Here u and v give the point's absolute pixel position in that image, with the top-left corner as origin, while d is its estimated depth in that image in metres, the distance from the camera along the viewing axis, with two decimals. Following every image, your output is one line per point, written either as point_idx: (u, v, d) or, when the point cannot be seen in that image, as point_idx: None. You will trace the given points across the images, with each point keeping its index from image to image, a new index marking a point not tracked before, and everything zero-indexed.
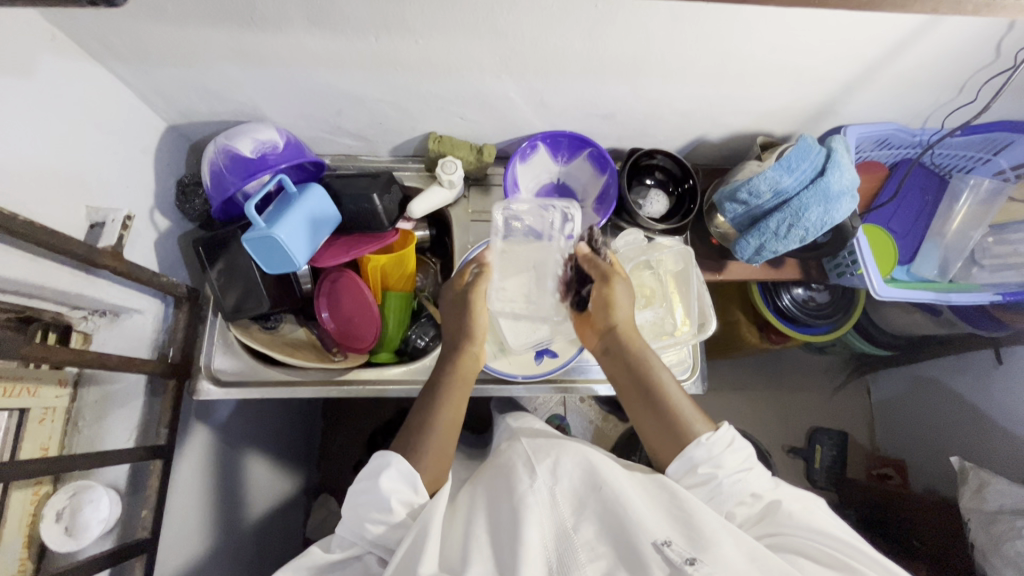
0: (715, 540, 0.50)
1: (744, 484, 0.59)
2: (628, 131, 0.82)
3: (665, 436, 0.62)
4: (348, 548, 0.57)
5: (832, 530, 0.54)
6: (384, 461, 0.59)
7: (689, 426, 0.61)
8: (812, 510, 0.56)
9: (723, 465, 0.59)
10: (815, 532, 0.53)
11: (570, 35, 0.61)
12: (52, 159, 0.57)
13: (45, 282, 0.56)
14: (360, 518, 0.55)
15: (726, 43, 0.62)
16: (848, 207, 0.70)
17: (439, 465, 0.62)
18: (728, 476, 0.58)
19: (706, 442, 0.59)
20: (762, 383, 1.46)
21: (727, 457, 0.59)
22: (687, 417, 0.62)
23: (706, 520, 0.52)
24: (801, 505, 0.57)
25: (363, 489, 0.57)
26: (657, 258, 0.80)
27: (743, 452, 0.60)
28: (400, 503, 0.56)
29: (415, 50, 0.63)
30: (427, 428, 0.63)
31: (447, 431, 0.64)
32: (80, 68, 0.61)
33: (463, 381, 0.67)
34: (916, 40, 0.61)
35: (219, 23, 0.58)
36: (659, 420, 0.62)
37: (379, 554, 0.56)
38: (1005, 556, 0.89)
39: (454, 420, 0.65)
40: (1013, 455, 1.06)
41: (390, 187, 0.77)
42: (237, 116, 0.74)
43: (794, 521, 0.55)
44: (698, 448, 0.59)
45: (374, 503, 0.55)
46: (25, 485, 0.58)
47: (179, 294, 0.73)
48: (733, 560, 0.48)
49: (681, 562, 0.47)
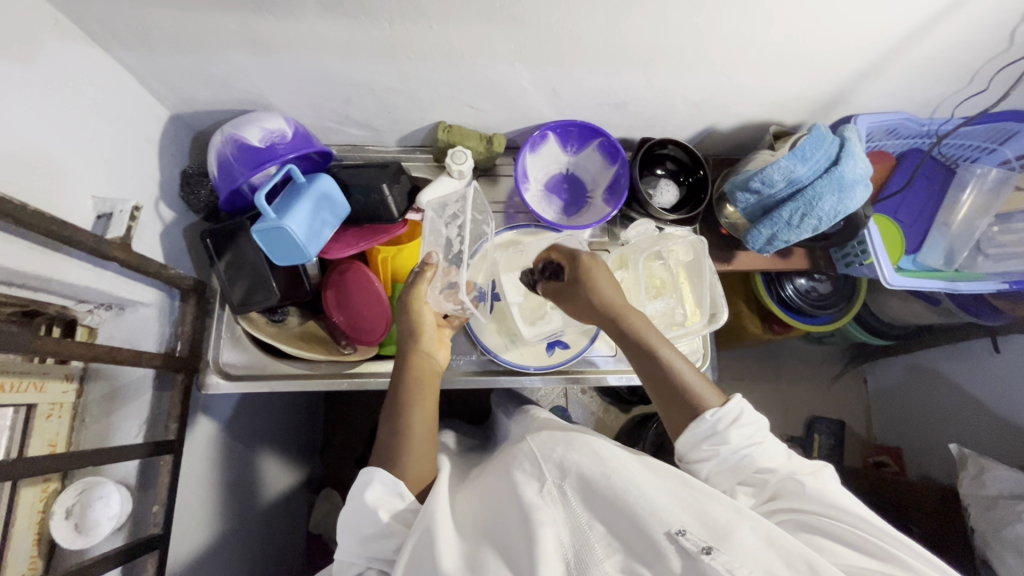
0: (731, 527, 0.50)
1: (748, 461, 0.59)
2: (639, 121, 0.81)
3: (677, 409, 0.62)
4: (347, 570, 0.55)
5: (840, 503, 0.54)
6: (368, 477, 0.58)
7: (699, 398, 0.61)
8: (823, 479, 0.56)
9: (727, 441, 0.58)
10: (824, 505, 0.54)
11: (587, 22, 0.60)
12: (57, 147, 0.55)
13: (52, 275, 0.55)
14: (354, 536, 0.55)
15: (743, 31, 0.61)
16: (861, 196, 0.70)
17: (424, 464, 0.62)
18: (733, 452, 0.58)
19: (709, 419, 0.59)
20: (761, 373, 1.48)
21: (733, 434, 0.58)
22: (697, 390, 0.61)
23: (721, 510, 0.52)
24: (812, 476, 0.57)
25: (351, 508, 0.56)
26: (668, 249, 0.79)
27: (751, 427, 0.59)
28: (389, 512, 0.56)
29: (429, 37, 0.62)
30: (401, 429, 0.62)
31: (419, 432, 0.63)
32: (83, 54, 0.59)
33: (426, 382, 0.67)
34: (931, 28, 0.61)
35: (230, 8, 0.56)
36: (667, 391, 0.62)
37: (378, 568, 0.54)
38: (1005, 540, 0.91)
39: (424, 422, 0.64)
40: (1011, 442, 1.07)
41: (400, 177, 0.76)
42: (243, 104, 0.73)
43: (804, 493, 0.55)
44: (702, 425, 0.59)
45: (368, 516, 0.55)
46: (33, 482, 0.57)
47: (185, 287, 0.71)
48: (750, 548, 0.48)
49: (697, 550, 0.47)
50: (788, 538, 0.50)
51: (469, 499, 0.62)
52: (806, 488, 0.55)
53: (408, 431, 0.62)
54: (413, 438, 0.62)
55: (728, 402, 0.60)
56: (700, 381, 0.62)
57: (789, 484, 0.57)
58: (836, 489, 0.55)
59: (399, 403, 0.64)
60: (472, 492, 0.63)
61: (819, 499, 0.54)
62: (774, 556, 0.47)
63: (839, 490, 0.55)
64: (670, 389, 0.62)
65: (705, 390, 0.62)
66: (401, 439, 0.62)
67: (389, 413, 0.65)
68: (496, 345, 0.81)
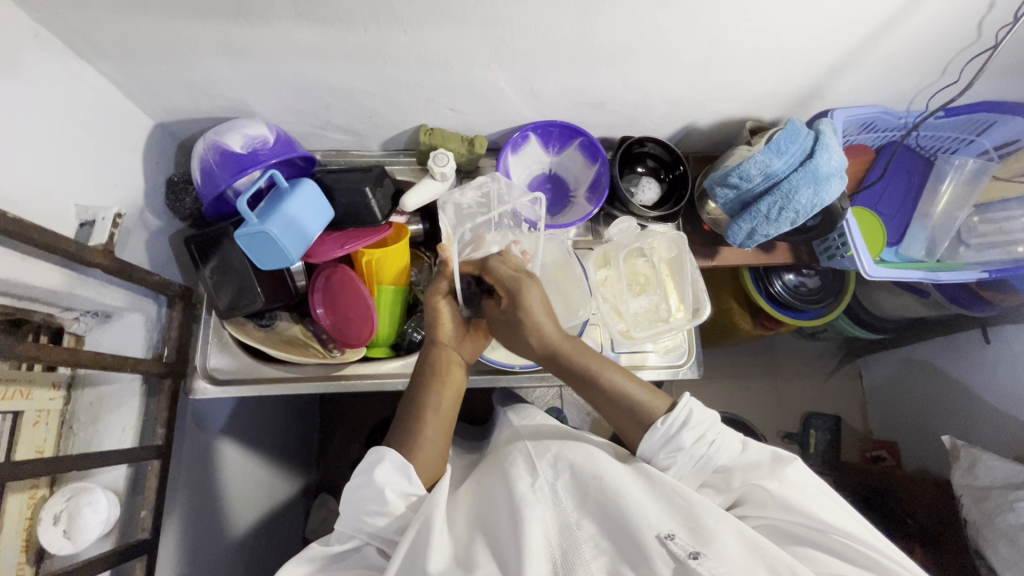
0: (716, 532, 0.50)
1: (706, 462, 0.60)
2: (619, 119, 0.82)
3: (630, 421, 0.63)
4: (346, 541, 0.56)
5: (808, 509, 0.53)
6: (378, 456, 0.58)
7: (649, 409, 0.63)
8: (790, 483, 0.55)
9: (681, 446, 0.60)
10: (792, 515, 0.53)
11: (559, 23, 0.61)
12: (39, 156, 0.56)
13: (36, 282, 0.55)
14: (358, 514, 0.55)
15: (713, 28, 0.62)
16: (837, 188, 0.71)
17: (431, 461, 0.61)
18: (690, 455, 0.60)
19: (662, 426, 0.60)
20: (755, 370, 1.48)
21: (685, 436, 0.60)
22: (646, 402, 0.63)
23: (707, 512, 0.52)
24: (776, 479, 0.56)
25: (359, 484, 0.57)
26: (650, 245, 0.81)
27: (703, 426, 0.60)
28: (396, 495, 0.56)
29: (405, 41, 0.63)
30: (418, 435, 0.61)
31: (435, 440, 0.62)
32: (64, 65, 0.60)
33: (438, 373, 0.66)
34: (898, 21, 0.62)
35: (206, 17, 0.57)
36: (617, 408, 0.64)
37: (378, 546, 0.55)
38: (998, 530, 0.91)
39: (438, 435, 0.63)
40: (1003, 432, 1.08)
41: (382, 180, 0.77)
42: (226, 112, 0.74)
43: (772, 501, 0.55)
44: (656, 434, 0.61)
45: (369, 496, 0.55)
46: (21, 488, 0.58)
47: (172, 292, 0.72)
48: (734, 552, 0.48)
49: (685, 556, 0.48)
50: (773, 547, 0.50)
51: (463, 496, 0.62)
52: (774, 496, 0.55)
53: (423, 422, 0.62)
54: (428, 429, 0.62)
55: (677, 405, 0.61)
56: (648, 391, 0.64)
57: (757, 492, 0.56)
58: (802, 492, 0.55)
59: (416, 407, 0.64)
60: (466, 489, 0.63)
61: (784, 505, 0.54)
62: (758, 563, 0.48)
63: (804, 491, 0.55)
64: (621, 408, 0.64)
65: (655, 399, 0.63)
66: (414, 437, 0.61)
67: (408, 413, 0.64)
68: None
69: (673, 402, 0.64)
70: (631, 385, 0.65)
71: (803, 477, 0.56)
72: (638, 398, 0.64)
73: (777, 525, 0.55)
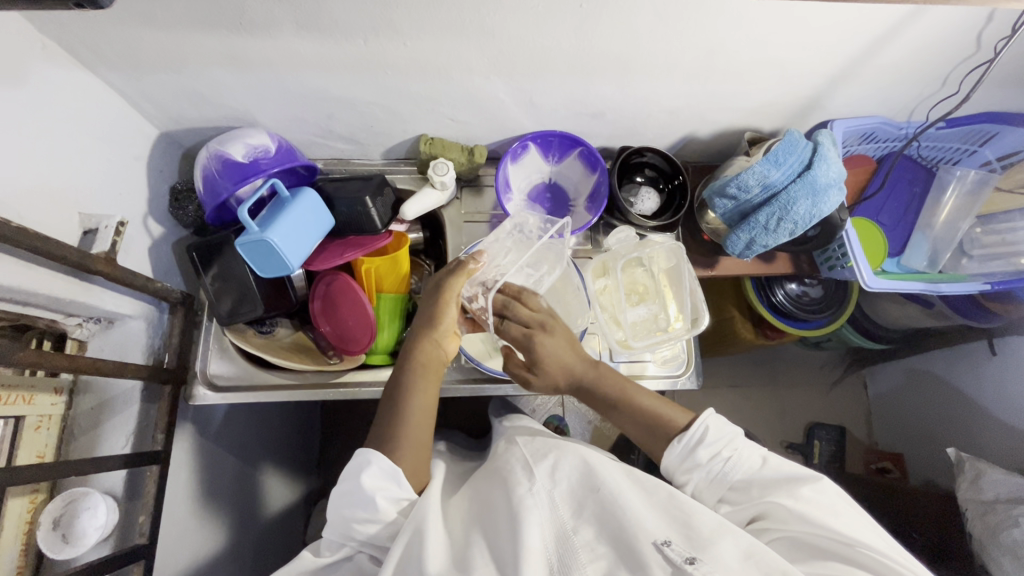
0: (713, 539, 0.50)
1: (721, 477, 0.60)
2: (619, 129, 0.83)
3: (653, 438, 0.65)
4: (337, 550, 0.57)
5: (827, 523, 0.53)
6: (364, 460, 0.57)
7: (670, 425, 0.64)
8: (811, 497, 0.55)
9: (699, 461, 0.60)
10: (814, 528, 0.53)
11: (558, 35, 0.62)
12: (45, 165, 0.57)
13: (39, 288, 0.56)
14: (347, 523, 0.55)
15: (710, 40, 0.63)
16: (836, 200, 0.71)
17: (420, 465, 0.61)
18: (705, 470, 0.60)
19: (681, 443, 0.61)
20: (759, 379, 1.47)
21: (700, 453, 0.60)
22: (666, 418, 0.65)
23: (704, 520, 0.52)
24: (793, 495, 0.55)
25: (345, 491, 0.56)
26: (648, 254, 0.81)
27: (719, 442, 0.60)
28: (388, 502, 0.56)
29: (404, 52, 0.64)
30: (401, 421, 0.62)
31: (420, 431, 0.62)
32: (69, 74, 0.61)
33: (434, 369, 0.67)
34: (896, 34, 0.62)
35: (209, 29, 0.58)
36: (639, 425, 0.67)
37: (369, 553, 0.56)
38: (1003, 545, 0.90)
39: (421, 429, 0.63)
40: (1008, 446, 1.06)
41: (383, 189, 0.78)
42: (229, 121, 0.75)
43: (792, 516, 0.54)
44: (675, 449, 0.62)
45: (359, 504, 0.55)
46: (21, 493, 0.58)
47: (174, 300, 0.73)
48: (727, 558, 0.48)
49: (682, 561, 0.47)
50: (768, 551, 0.50)
51: (457, 502, 0.62)
52: (793, 511, 0.54)
53: (409, 410, 0.62)
54: (413, 414, 0.63)
55: (694, 421, 0.62)
56: (666, 407, 0.66)
57: (774, 509, 0.55)
58: (820, 507, 0.54)
59: (404, 387, 0.64)
60: (459, 496, 0.63)
61: (803, 517, 0.53)
62: (751, 568, 0.47)
63: (825, 506, 0.54)
64: (639, 421, 0.67)
65: (674, 416, 0.65)
66: (400, 421, 0.62)
67: (393, 392, 0.65)
68: (478, 353, 0.81)
69: (693, 417, 0.65)
70: (653, 403, 0.67)
71: (823, 495, 0.55)
72: (659, 416, 0.66)
73: (798, 541, 0.54)
